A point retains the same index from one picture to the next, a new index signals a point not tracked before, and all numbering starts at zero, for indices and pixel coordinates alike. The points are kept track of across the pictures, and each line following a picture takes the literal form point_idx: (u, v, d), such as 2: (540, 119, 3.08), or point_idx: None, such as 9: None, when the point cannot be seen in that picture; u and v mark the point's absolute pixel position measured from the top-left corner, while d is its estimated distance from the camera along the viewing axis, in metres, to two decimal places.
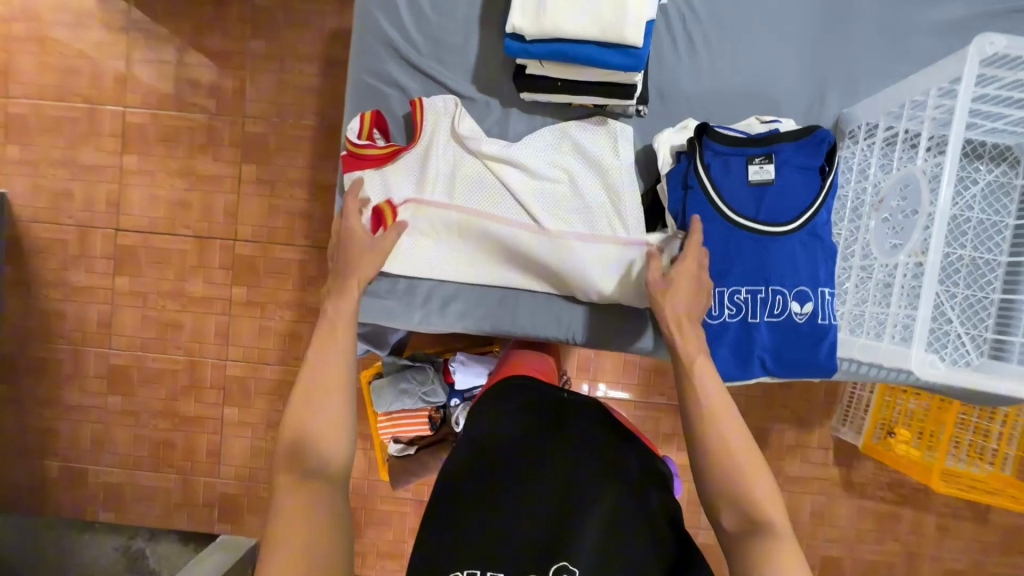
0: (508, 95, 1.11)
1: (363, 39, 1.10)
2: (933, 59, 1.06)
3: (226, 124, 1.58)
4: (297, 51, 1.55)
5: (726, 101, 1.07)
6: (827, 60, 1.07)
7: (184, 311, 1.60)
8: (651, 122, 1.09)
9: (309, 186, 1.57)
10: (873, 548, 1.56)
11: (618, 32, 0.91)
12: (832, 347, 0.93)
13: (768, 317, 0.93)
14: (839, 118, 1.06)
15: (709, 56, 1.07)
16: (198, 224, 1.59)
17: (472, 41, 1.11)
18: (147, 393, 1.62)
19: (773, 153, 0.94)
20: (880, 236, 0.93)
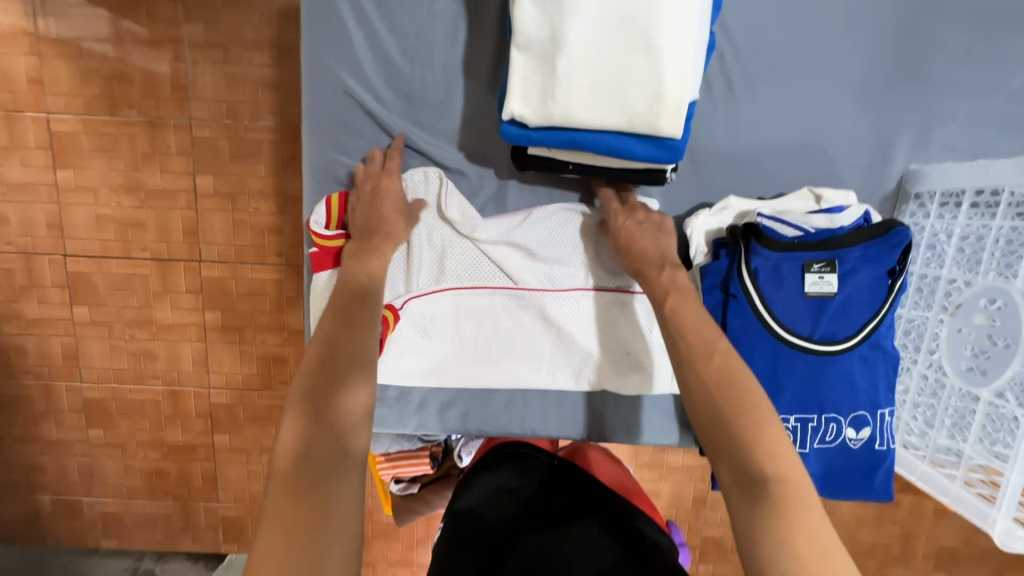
0: (502, 164, 0.98)
1: (325, 104, 0.94)
2: (1009, 91, 0.91)
3: (171, 131, 1.37)
4: (242, 38, 1.31)
5: (771, 159, 0.93)
6: (893, 103, 0.91)
7: (156, 339, 1.48)
8: (678, 189, 0.94)
9: (275, 198, 1.39)
10: (871, 531, 1.60)
11: (651, 122, 0.79)
12: (888, 475, 0.90)
13: (818, 443, 0.89)
14: (907, 174, 0.93)
15: (752, 105, 0.91)
16: (155, 245, 1.43)
17: (455, 95, 0.95)
18: (131, 424, 1.53)
19: (837, 259, 0.83)
20: (955, 350, 0.84)
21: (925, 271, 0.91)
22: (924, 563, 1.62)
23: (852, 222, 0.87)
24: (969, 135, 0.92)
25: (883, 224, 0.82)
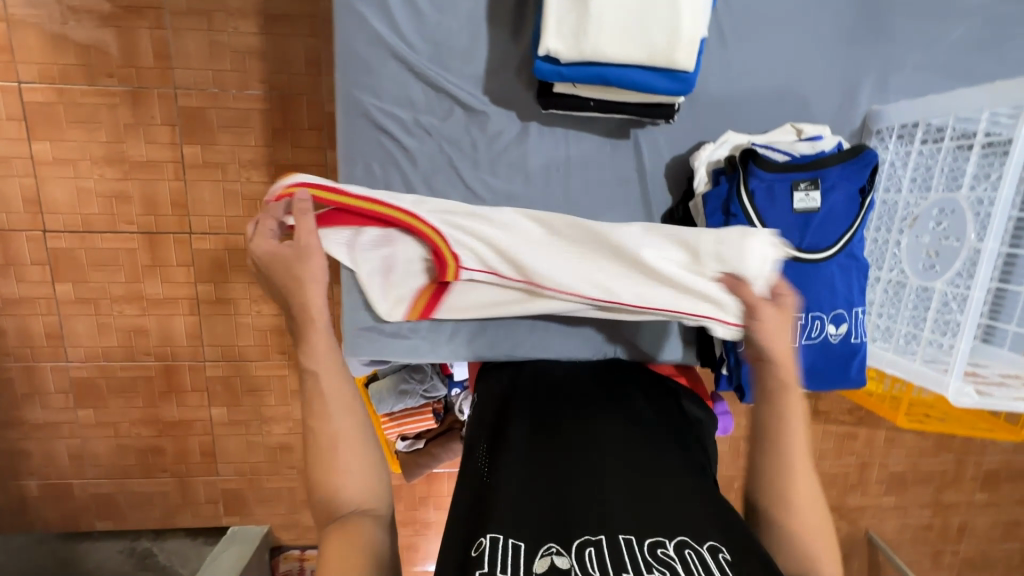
0: (524, 105, 0.99)
1: (349, 44, 0.93)
2: (960, 46, 1.01)
3: (154, 100, 1.35)
4: (226, 5, 1.31)
5: (757, 102, 1.01)
6: (864, 52, 1.00)
7: (147, 315, 1.47)
8: (679, 130, 1.01)
9: (267, 167, 1.40)
10: (832, 462, 1.77)
11: (669, 57, 0.83)
12: (862, 364, 0.98)
13: (805, 340, 0.96)
14: (868, 115, 1.03)
15: (742, 52, 0.98)
16: (142, 219, 1.41)
17: (480, 43, 0.97)
18: (123, 403, 1.52)
19: (819, 178, 0.93)
20: (913, 254, 0.97)
21: (887, 195, 1.02)
22: (876, 488, 1.82)
23: (831, 148, 0.96)
24: (921, 84, 1.02)
25: (852, 148, 0.93)
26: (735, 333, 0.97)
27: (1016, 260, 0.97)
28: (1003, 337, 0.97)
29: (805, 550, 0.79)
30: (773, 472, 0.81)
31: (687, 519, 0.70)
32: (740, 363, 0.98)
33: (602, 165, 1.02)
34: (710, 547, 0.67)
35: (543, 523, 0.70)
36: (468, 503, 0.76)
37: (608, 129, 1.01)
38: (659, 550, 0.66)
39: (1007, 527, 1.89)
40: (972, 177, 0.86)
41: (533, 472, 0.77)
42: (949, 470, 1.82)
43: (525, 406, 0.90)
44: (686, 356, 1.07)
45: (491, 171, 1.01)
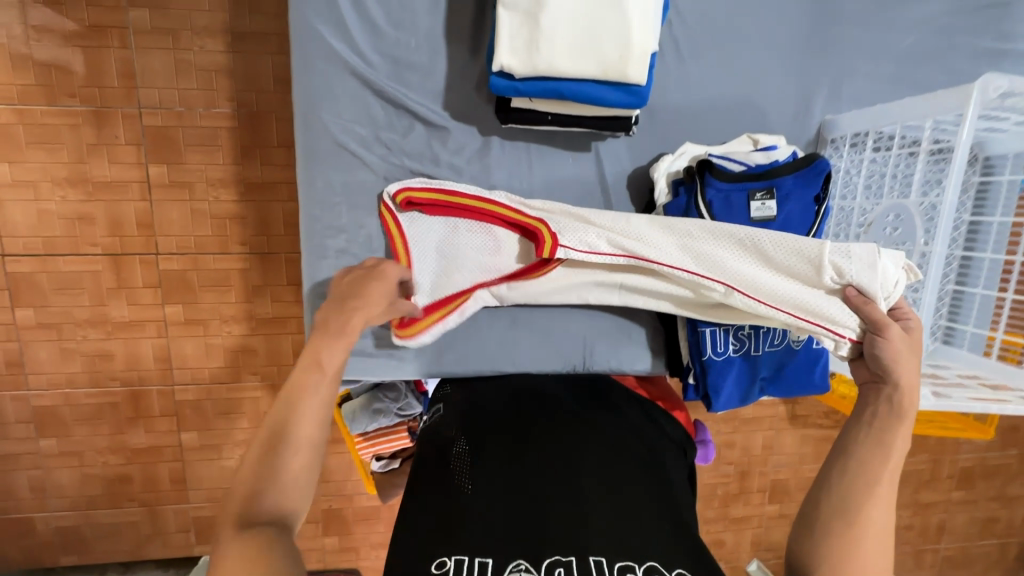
0: (485, 120, 1.00)
1: (308, 62, 0.93)
2: (906, 57, 1.04)
3: (119, 120, 1.32)
4: (192, 24, 1.30)
5: (715, 114, 1.03)
6: (815, 64, 1.03)
7: (112, 338, 1.43)
8: (640, 141, 1.03)
9: (236, 185, 1.38)
10: (813, 467, 1.78)
11: (621, 71, 0.84)
12: (824, 369, 1.00)
13: (768, 347, 0.99)
14: (822, 125, 1.05)
15: (698, 65, 1.01)
16: (106, 240, 1.37)
17: (439, 59, 0.97)
18: (88, 431, 1.46)
19: (774, 187, 0.94)
20: None
21: (843, 202, 1.05)
22: None
23: (786, 157, 0.98)
24: (871, 94, 1.05)
25: (805, 157, 0.94)
26: (699, 343, 0.99)
27: (970, 264, 1.00)
28: (961, 339, 1.00)
29: (846, 573, 0.71)
30: (862, 483, 0.75)
31: (658, 540, 0.70)
32: (705, 373, 0.99)
33: (564, 176, 1.03)
34: (679, 572, 0.66)
35: (512, 536, 0.69)
36: (433, 504, 0.74)
37: (570, 141, 1.02)
38: (629, 574, 0.66)
39: (984, 524, 1.91)
40: (920, 184, 0.89)
41: (507, 480, 0.76)
42: (926, 469, 1.84)
43: (501, 411, 0.89)
44: (655, 366, 1.07)
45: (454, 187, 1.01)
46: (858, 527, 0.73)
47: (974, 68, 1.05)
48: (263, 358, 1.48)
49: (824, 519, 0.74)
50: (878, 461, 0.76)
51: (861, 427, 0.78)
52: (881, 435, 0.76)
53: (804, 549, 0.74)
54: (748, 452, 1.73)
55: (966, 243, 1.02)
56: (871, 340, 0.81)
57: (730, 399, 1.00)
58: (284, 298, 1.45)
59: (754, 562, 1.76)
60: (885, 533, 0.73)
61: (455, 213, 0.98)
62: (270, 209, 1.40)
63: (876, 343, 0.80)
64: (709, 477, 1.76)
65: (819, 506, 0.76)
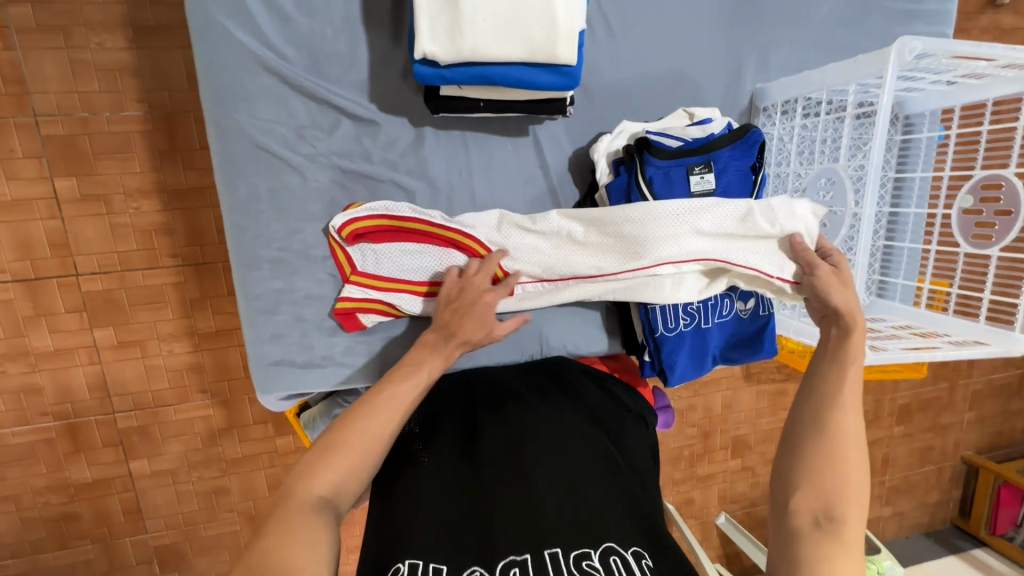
0: (415, 110, 0.96)
1: (212, 59, 0.85)
2: (826, 22, 1.07)
3: (12, 131, 1.19)
4: (85, 19, 1.17)
5: (649, 90, 1.03)
6: (741, 34, 1.04)
7: (37, 371, 1.31)
8: (577, 122, 1.01)
9: (159, 194, 1.28)
10: (769, 419, 1.87)
11: (550, 51, 0.82)
12: (772, 335, 1.03)
13: (717, 319, 1.01)
14: (754, 93, 1.07)
15: (629, 40, 0.99)
16: (16, 265, 1.25)
17: (360, 48, 0.92)
18: (23, 472, 1.35)
19: (711, 161, 0.95)
20: None
21: (778, 170, 1.08)
22: None
23: (721, 129, 0.98)
24: (797, 60, 1.07)
25: (739, 129, 0.95)
26: (651, 320, 0.98)
27: (897, 219, 1.06)
28: (894, 291, 1.06)
29: (826, 481, 0.72)
30: (824, 402, 0.77)
31: (612, 522, 0.69)
32: (658, 350, 0.99)
33: (504, 163, 1.01)
34: (634, 552, 0.66)
35: (465, 541, 0.68)
36: (385, 520, 0.72)
37: (507, 126, 0.99)
38: (585, 562, 0.64)
39: (922, 453, 2.08)
40: (847, 149, 0.92)
41: (458, 488, 0.74)
42: (870, 410, 1.98)
43: (454, 412, 0.87)
44: (612, 346, 1.08)
45: (386, 183, 0.97)
46: (830, 439, 0.75)
47: (889, 30, 1.09)
48: (211, 375, 1.40)
49: (799, 437, 0.77)
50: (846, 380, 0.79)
51: (823, 356, 0.82)
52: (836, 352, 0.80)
53: (785, 469, 0.76)
54: (710, 413, 1.80)
55: (892, 200, 1.07)
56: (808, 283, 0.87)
57: (684, 373, 1.00)
58: (226, 309, 1.37)
59: (723, 516, 1.84)
60: (860, 443, 0.75)
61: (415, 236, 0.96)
62: (200, 217, 1.31)
63: (813, 283, 0.86)
64: (676, 441, 1.82)
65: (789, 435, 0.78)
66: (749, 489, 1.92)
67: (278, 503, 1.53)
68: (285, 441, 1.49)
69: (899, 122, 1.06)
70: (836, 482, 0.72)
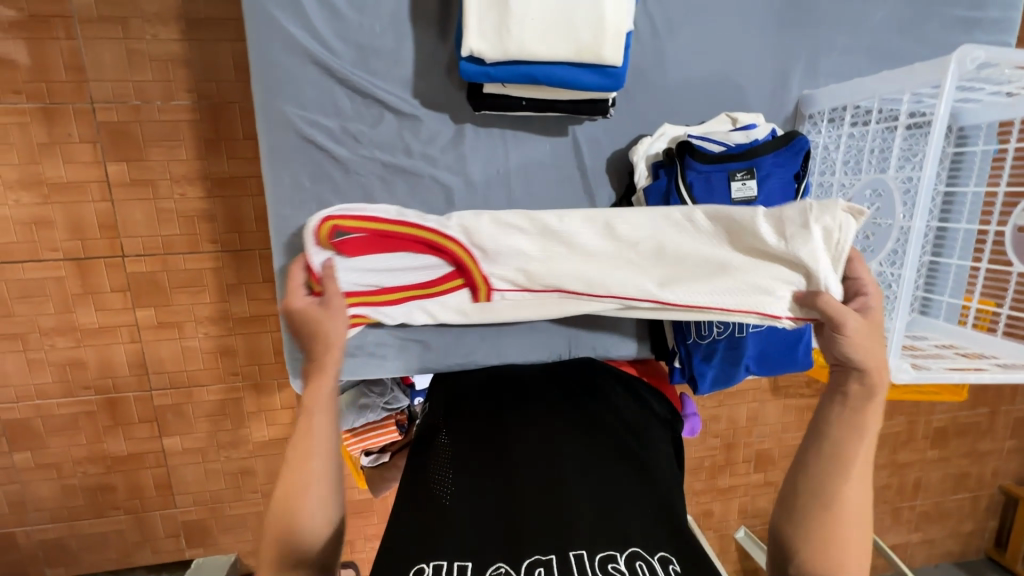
0: (457, 107, 0.97)
1: (266, 51, 0.88)
2: (880, 28, 1.04)
3: (70, 117, 1.25)
4: (141, 10, 1.22)
5: (692, 93, 1.01)
6: (790, 39, 1.02)
7: (82, 346, 1.37)
8: (618, 123, 1.01)
9: (202, 181, 1.32)
10: (795, 434, 1.82)
11: (596, 52, 0.82)
12: (808, 347, 0.99)
13: (752, 327, 0.98)
14: (800, 100, 1.04)
15: (674, 42, 0.98)
16: (68, 244, 1.31)
17: (406, 44, 0.93)
18: (64, 442, 1.42)
19: (755, 167, 0.93)
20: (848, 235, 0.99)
21: (822, 179, 1.05)
22: None
23: (765, 135, 0.97)
24: (847, 66, 1.04)
25: (785, 135, 0.94)
26: (684, 327, 0.99)
27: (946, 235, 1.02)
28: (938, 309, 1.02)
29: (830, 551, 0.75)
30: (828, 470, 0.77)
31: (639, 528, 0.69)
32: (690, 357, 1.00)
33: (542, 162, 1.01)
34: (661, 557, 0.66)
35: (491, 539, 0.69)
36: (410, 516, 0.73)
37: (547, 126, 0.99)
38: (611, 564, 0.65)
39: (957, 479, 2.00)
40: (898, 159, 0.89)
41: (485, 485, 0.75)
42: (902, 431, 1.91)
43: (480, 410, 0.87)
44: (642, 350, 1.07)
45: (425, 178, 0.98)
46: (834, 511, 0.76)
47: (947, 37, 1.05)
48: (243, 358, 1.44)
49: (802, 502, 0.77)
50: (854, 445, 0.77)
51: (838, 409, 0.78)
52: (856, 419, 0.77)
53: (789, 532, 0.77)
54: (734, 424, 1.77)
55: (941, 215, 1.04)
56: (834, 336, 0.78)
57: (716, 381, 1.00)
58: (261, 296, 1.41)
59: (742, 529, 1.81)
60: (864, 506, 0.76)
61: (390, 239, 0.94)
62: (239, 205, 1.35)
63: (842, 340, 0.76)
64: (697, 450, 1.79)
65: (793, 501, 0.78)
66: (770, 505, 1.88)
67: None
68: None
69: (954, 134, 1.02)
70: (839, 551, 0.75)
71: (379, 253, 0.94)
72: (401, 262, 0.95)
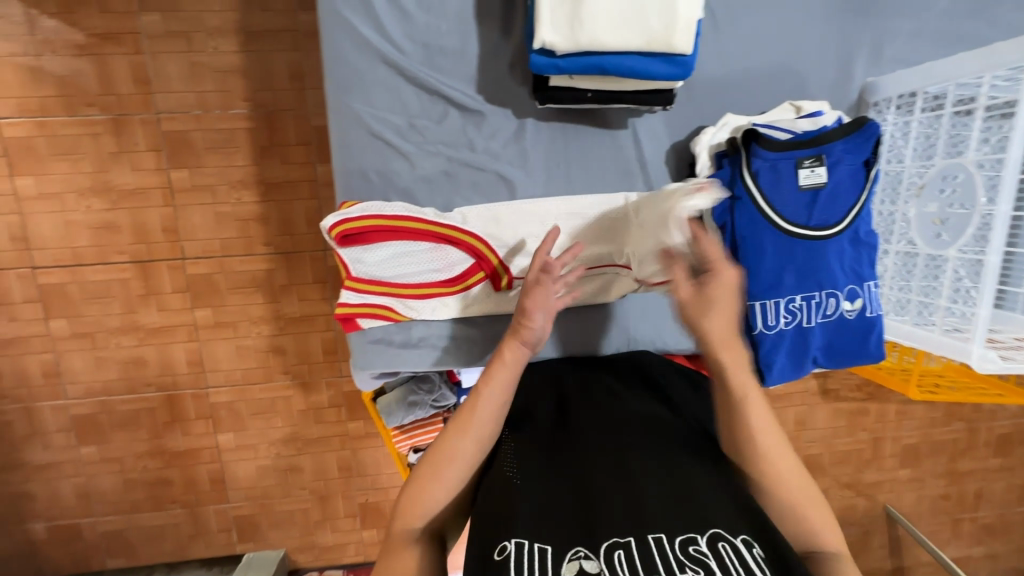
0: (519, 102, 0.98)
1: (338, 52, 0.92)
2: (948, 13, 1.01)
3: (137, 127, 1.33)
4: (204, 25, 1.29)
5: (751, 84, 1.00)
6: (854, 25, 1.00)
7: (144, 345, 1.44)
8: (676, 115, 1.01)
9: (257, 186, 1.38)
10: (845, 440, 1.77)
11: (666, 40, 0.82)
12: (880, 338, 0.97)
13: (820, 318, 0.95)
14: (865, 87, 1.03)
15: (732, 34, 0.98)
16: (133, 247, 1.38)
17: (470, 42, 0.96)
18: (126, 437, 1.49)
19: (824, 153, 0.91)
20: (922, 224, 0.96)
21: (891, 167, 1.02)
22: (891, 462, 1.81)
23: (832, 123, 0.95)
24: (913, 52, 1.02)
25: (855, 120, 0.92)
26: (749, 317, 0.93)
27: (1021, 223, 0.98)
28: (1014, 301, 0.97)
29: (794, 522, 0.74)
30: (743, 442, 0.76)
31: (719, 510, 0.69)
32: (756, 349, 0.94)
33: (602, 155, 1.01)
34: (744, 540, 0.65)
35: (566, 524, 0.69)
36: (485, 504, 0.74)
37: (608, 119, 1.00)
38: (693, 547, 0.64)
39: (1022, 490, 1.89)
40: (977, 141, 0.86)
41: (555, 473, 0.75)
42: (961, 438, 1.82)
43: (543, 406, 0.88)
44: (701, 344, 1.06)
45: (488, 173, 1.00)
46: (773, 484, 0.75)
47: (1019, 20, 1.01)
48: (294, 357, 1.49)
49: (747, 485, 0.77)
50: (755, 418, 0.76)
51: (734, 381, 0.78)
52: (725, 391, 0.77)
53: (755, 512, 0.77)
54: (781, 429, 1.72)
55: None
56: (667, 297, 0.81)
57: (783, 374, 0.96)
58: (311, 296, 1.45)
59: None
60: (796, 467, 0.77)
61: (400, 235, 0.96)
62: (293, 208, 1.40)
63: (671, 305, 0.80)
64: None
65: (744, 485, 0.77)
66: None
67: (346, 485, 1.59)
68: (356, 425, 1.55)
69: None
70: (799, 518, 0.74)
71: (403, 244, 0.96)
72: (412, 256, 0.98)
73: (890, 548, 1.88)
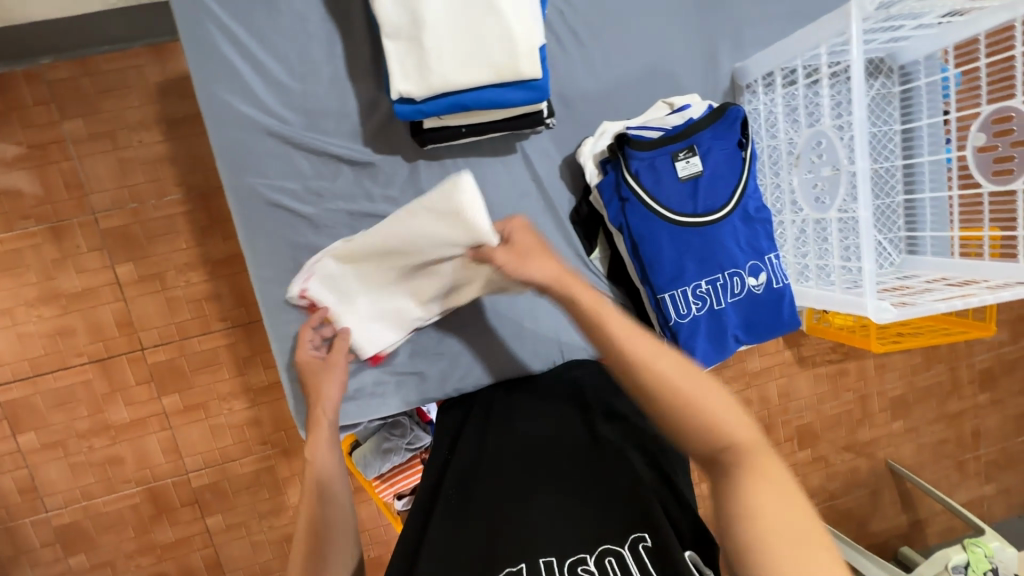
0: (406, 147, 1.02)
1: (225, 132, 0.95)
2: None
3: (77, 230, 1.35)
4: (126, 121, 1.33)
5: (628, 90, 1.05)
6: (711, 19, 1.06)
7: (117, 442, 1.43)
8: (561, 131, 1.05)
9: (204, 266, 1.40)
10: (832, 404, 1.77)
11: (515, 68, 0.86)
12: (792, 306, 0.99)
13: (730, 298, 0.97)
14: (735, 72, 1.08)
15: (601, 46, 1.03)
16: (91, 347, 1.39)
17: (348, 100, 1.00)
18: (115, 538, 1.46)
19: (694, 144, 0.96)
20: (806, 190, 1.00)
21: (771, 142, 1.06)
22: (882, 417, 1.82)
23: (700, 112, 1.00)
24: (772, 33, 1.08)
25: (718, 108, 0.97)
26: (663, 310, 0.97)
27: (914, 170, 1.05)
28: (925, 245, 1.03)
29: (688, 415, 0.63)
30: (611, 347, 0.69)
31: (608, 520, 0.70)
32: (677, 338, 0.97)
33: (496, 182, 1.05)
34: (633, 541, 0.67)
35: (476, 561, 0.71)
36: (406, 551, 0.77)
37: (495, 147, 1.04)
38: (580, 566, 0.66)
39: (1018, 420, 1.91)
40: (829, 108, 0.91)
41: (468, 510, 0.78)
42: (946, 381, 1.83)
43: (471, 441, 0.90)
44: None
45: (390, 218, 1.04)
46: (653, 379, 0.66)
47: None
48: (269, 426, 1.48)
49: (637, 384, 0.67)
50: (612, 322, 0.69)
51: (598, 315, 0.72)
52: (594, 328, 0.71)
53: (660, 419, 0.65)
54: (767, 404, 1.73)
55: (906, 151, 1.06)
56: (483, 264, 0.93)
57: (708, 357, 0.98)
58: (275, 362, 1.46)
59: None
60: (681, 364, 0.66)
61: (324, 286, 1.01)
62: (242, 280, 1.41)
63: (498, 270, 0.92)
64: None
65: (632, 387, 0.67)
66: (824, 481, 1.81)
67: None
68: None
69: (883, 73, 1.07)
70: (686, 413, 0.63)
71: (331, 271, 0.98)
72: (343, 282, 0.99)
73: (902, 503, 1.87)
